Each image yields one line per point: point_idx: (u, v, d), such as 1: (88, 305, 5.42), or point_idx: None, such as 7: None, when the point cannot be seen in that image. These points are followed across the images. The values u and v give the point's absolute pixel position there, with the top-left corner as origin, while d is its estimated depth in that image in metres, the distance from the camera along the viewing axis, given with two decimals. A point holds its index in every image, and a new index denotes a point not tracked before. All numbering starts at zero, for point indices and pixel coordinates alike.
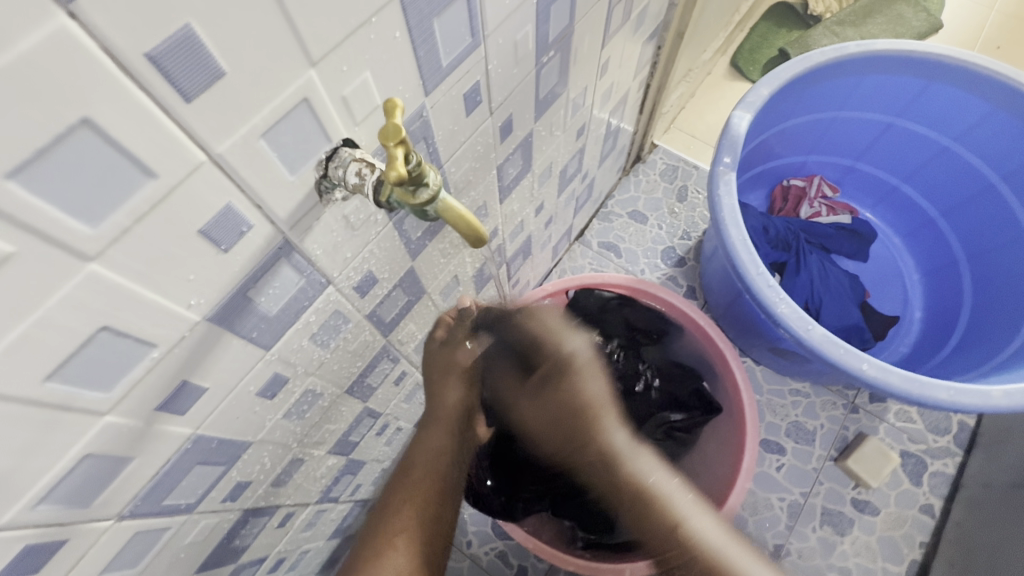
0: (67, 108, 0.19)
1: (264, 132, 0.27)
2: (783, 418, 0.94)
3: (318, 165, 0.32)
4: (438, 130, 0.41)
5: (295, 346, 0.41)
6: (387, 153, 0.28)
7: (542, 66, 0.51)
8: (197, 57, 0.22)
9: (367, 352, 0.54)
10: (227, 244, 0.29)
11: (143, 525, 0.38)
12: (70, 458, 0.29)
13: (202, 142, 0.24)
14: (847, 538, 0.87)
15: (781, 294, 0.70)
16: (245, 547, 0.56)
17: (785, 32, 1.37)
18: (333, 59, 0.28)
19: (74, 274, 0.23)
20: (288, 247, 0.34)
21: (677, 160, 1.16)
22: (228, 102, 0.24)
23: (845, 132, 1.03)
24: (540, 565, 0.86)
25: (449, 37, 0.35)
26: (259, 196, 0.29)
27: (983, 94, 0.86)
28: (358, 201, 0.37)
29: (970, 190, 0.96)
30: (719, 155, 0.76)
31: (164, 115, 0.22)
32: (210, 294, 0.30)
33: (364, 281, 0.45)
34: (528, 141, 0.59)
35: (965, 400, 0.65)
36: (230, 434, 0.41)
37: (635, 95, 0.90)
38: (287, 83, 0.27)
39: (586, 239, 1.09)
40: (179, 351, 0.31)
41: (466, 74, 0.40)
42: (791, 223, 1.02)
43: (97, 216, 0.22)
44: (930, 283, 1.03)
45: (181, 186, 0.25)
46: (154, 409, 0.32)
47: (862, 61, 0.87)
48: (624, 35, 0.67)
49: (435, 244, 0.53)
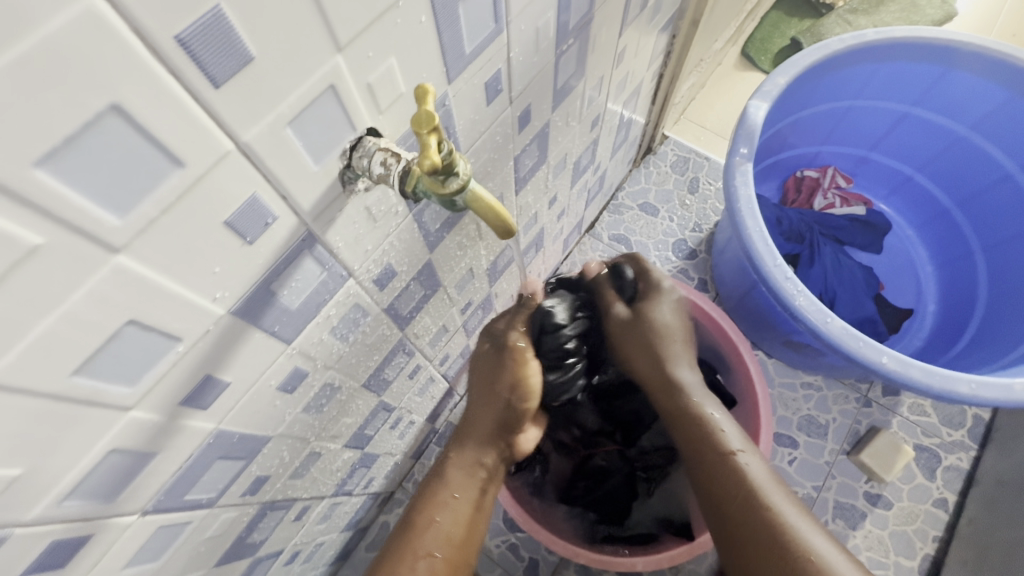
0: (96, 94, 0.19)
1: (291, 120, 0.26)
2: (795, 412, 0.94)
3: (342, 155, 0.31)
4: (459, 119, 0.40)
5: (315, 340, 0.40)
6: (420, 142, 0.27)
7: (561, 54, 0.50)
8: (226, 39, 0.21)
9: (384, 345, 0.53)
10: (252, 236, 0.29)
11: (164, 520, 0.38)
12: (95, 454, 0.28)
13: (229, 130, 0.24)
14: (859, 532, 0.87)
15: (799, 285, 0.69)
16: (262, 540, 0.56)
17: (797, 21, 1.35)
18: (359, 45, 0.27)
19: (100, 267, 0.22)
20: (311, 240, 0.33)
21: (689, 151, 1.14)
22: (256, 88, 0.24)
23: (861, 121, 1.01)
24: (552, 558, 0.86)
25: (473, 23, 0.34)
26: (285, 187, 0.29)
27: (1002, 82, 0.85)
28: (380, 192, 0.36)
29: (987, 181, 0.94)
30: (735, 145, 0.75)
31: (194, 103, 0.22)
32: (234, 287, 0.30)
33: (383, 274, 0.44)
34: (545, 131, 0.58)
35: (987, 394, 0.64)
36: (250, 428, 0.40)
37: (648, 86, 0.89)
38: (314, 70, 0.26)
39: (597, 231, 1.08)
40: (202, 345, 0.30)
41: (488, 61, 0.39)
42: (803, 215, 1.01)
43: (125, 206, 0.22)
44: (944, 275, 1.02)
45: (208, 176, 0.24)
46: (177, 404, 0.31)
47: (880, 48, 0.86)
48: (640, 24, 0.66)
49: (453, 236, 0.52)
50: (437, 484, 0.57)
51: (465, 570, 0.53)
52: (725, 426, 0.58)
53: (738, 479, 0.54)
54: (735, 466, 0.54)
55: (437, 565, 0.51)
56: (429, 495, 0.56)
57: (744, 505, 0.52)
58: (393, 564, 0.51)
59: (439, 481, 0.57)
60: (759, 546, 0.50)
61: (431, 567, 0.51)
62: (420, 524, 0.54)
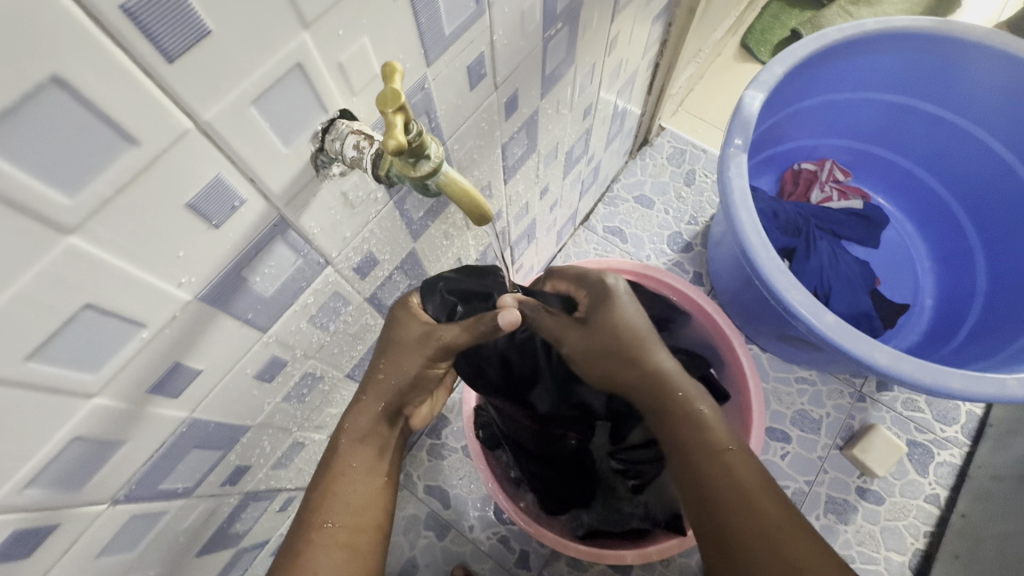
0: (35, 64, 0.18)
1: (256, 99, 0.25)
2: (789, 406, 0.93)
3: (314, 137, 0.30)
4: (440, 104, 0.39)
5: (293, 329, 0.40)
6: (386, 121, 0.26)
7: (548, 39, 0.48)
8: (179, 13, 0.20)
9: (368, 335, 0.53)
10: (218, 219, 0.28)
11: (139, 509, 0.37)
12: (58, 441, 0.28)
13: (187, 107, 0.23)
14: (850, 527, 0.86)
15: (792, 280, 0.68)
16: (245, 530, 0.56)
17: (798, 11, 1.33)
18: (327, 21, 0.26)
19: (51, 248, 0.22)
20: (284, 225, 0.32)
21: (686, 143, 1.13)
22: (215, 64, 0.23)
23: (860, 114, 1.00)
24: (542, 550, 0.86)
25: (452, 3, 0.33)
26: (252, 169, 0.28)
27: (1004, 73, 0.84)
28: (357, 177, 0.35)
29: (988, 174, 0.93)
30: (730, 136, 0.74)
31: (146, 77, 0.21)
32: (201, 272, 0.29)
33: (364, 262, 0.43)
34: (534, 119, 0.57)
35: (979, 389, 0.64)
36: (227, 417, 0.40)
37: (644, 75, 0.87)
38: (278, 46, 0.25)
39: (591, 223, 1.07)
40: (169, 331, 0.29)
41: (471, 44, 0.38)
42: (801, 208, 1.00)
43: (75, 185, 0.21)
44: (942, 270, 1.01)
45: (166, 155, 0.23)
46: (145, 391, 0.31)
47: (880, 38, 0.84)
48: (634, 10, 0.64)
49: (438, 225, 0.51)
50: (329, 457, 0.48)
51: (373, 540, 0.46)
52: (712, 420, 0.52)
53: (733, 486, 0.47)
54: (728, 466, 0.48)
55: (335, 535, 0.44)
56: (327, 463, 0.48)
57: (742, 511, 0.46)
58: (295, 543, 0.44)
59: (333, 451, 0.48)
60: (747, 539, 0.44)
61: (333, 536, 0.44)
62: (315, 499, 0.46)
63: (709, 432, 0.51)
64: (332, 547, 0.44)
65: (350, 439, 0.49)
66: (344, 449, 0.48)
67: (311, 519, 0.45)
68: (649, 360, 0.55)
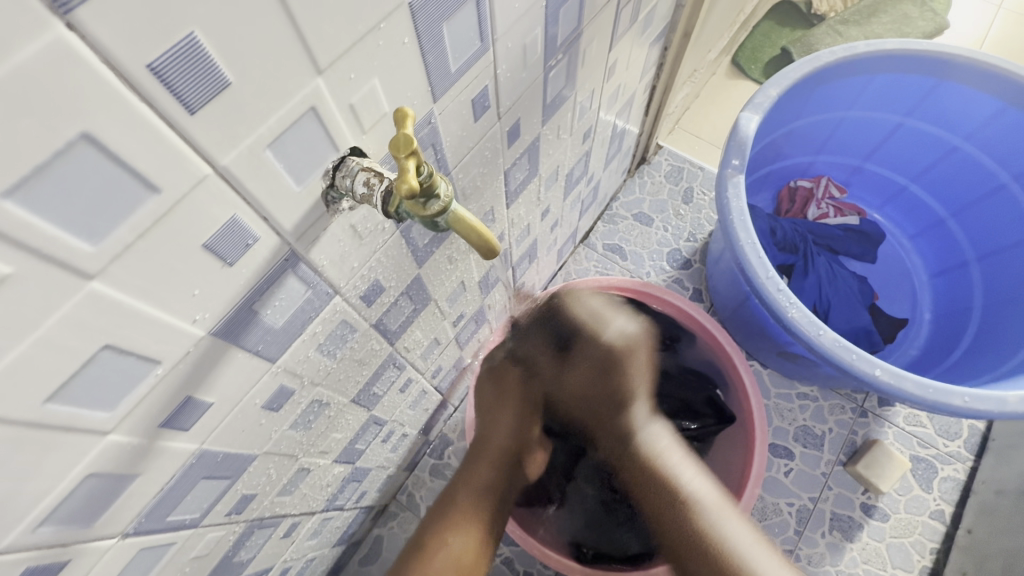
0: (67, 123, 0.19)
1: (271, 142, 0.26)
2: (791, 422, 0.93)
3: (325, 175, 0.31)
4: (446, 136, 0.40)
5: (301, 357, 0.40)
6: (399, 166, 0.27)
7: (549, 69, 0.50)
8: (201, 66, 0.21)
9: (373, 360, 0.53)
10: (232, 257, 0.28)
11: (147, 542, 0.37)
12: (73, 478, 0.28)
13: (206, 153, 0.24)
14: (855, 544, 0.86)
15: (790, 297, 0.69)
16: (249, 558, 0.56)
17: (789, 30, 1.36)
18: (340, 66, 0.27)
19: (73, 293, 0.22)
20: (294, 259, 0.33)
21: (683, 161, 1.15)
22: (233, 113, 0.23)
23: (853, 132, 1.02)
24: (546, 571, 0.85)
25: (457, 42, 0.34)
26: (266, 209, 0.28)
27: (993, 93, 0.86)
28: (365, 210, 0.36)
29: (980, 190, 0.95)
30: (727, 157, 0.75)
31: (169, 129, 0.22)
32: (215, 308, 0.29)
33: (371, 290, 0.44)
34: (535, 145, 0.58)
35: (980, 406, 0.64)
36: (235, 447, 0.40)
37: (641, 96, 0.89)
38: (294, 92, 0.26)
39: (591, 241, 1.08)
40: (183, 366, 0.30)
41: (475, 79, 0.39)
42: (798, 225, 1.01)
43: (98, 232, 0.21)
44: (939, 284, 1.02)
45: (184, 200, 0.24)
46: (157, 426, 0.31)
47: (871, 60, 0.86)
48: (631, 38, 0.66)
49: (442, 251, 0.52)
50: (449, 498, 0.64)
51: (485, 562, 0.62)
52: (690, 473, 0.65)
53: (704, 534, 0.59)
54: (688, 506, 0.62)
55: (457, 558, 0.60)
56: (440, 509, 0.63)
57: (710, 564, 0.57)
58: (414, 554, 0.59)
59: (450, 497, 0.64)
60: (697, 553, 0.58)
61: (454, 559, 0.60)
62: (430, 544, 0.60)
63: (681, 484, 0.64)
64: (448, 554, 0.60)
65: (469, 489, 0.65)
66: (454, 498, 0.64)
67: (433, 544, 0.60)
68: (628, 415, 0.70)
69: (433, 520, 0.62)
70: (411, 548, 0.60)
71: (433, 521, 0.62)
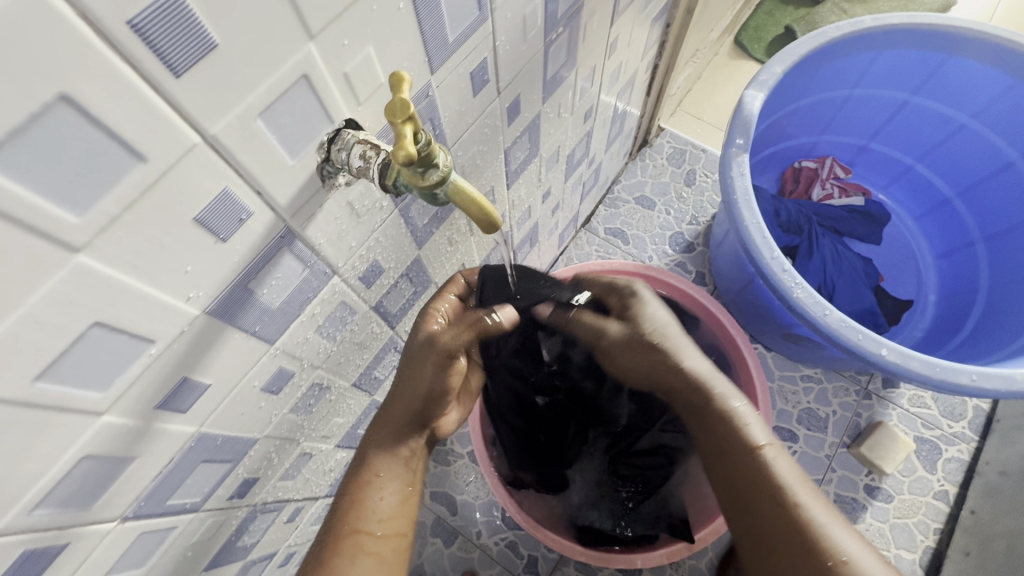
0: (43, 83, 0.18)
1: (262, 111, 0.25)
2: (795, 405, 0.93)
3: (320, 148, 0.30)
4: (444, 111, 0.39)
5: (300, 339, 0.39)
6: (395, 131, 0.26)
7: (549, 43, 0.48)
8: (186, 27, 0.20)
9: (373, 344, 0.52)
10: (226, 233, 0.28)
11: (148, 525, 0.37)
12: (68, 460, 0.27)
13: (195, 122, 0.23)
14: (859, 525, 0.86)
15: (795, 278, 0.68)
16: (253, 543, 0.56)
17: (793, 9, 1.34)
18: (333, 32, 0.26)
19: (60, 267, 0.21)
20: (290, 236, 0.32)
21: (685, 143, 1.13)
22: (221, 78, 0.22)
23: (859, 111, 1.00)
24: (550, 555, 0.85)
25: (455, 11, 0.33)
26: (259, 182, 0.28)
27: (1003, 68, 0.84)
28: (362, 187, 0.35)
29: (989, 169, 0.93)
30: (731, 136, 0.73)
31: (153, 92, 0.21)
32: (209, 286, 0.29)
33: (370, 271, 0.43)
34: (535, 123, 0.57)
35: (988, 384, 0.63)
36: (235, 430, 0.39)
37: (643, 76, 0.87)
38: (285, 58, 0.25)
39: (593, 225, 1.07)
40: (178, 346, 0.29)
41: (474, 50, 0.38)
42: (802, 206, 0.99)
43: (83, 203, 0.21)
44: (945, 265, 1.01)
45: (173, 170, 0.23)
46: (153, 407, 0.30)
47: (878, 35, 0.84)
48: (633, 13, 0.64)
49: (442, 231, 0.51)
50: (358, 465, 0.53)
51: (400, 545, 0.51)
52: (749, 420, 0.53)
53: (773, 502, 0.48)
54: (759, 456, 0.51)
55: (375, 543, 0.49)
56: (354, 475, 0.52)
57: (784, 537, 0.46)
58: (324, 549, 0.48)
59: (362, 461, 0.53)
60: (784, 551, 0.46)
61: (362, 546, 0.48)
62: (346, 506, 0.50)
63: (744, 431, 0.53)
64: (361, 556, 0.48)
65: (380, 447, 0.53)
66: (371, 460, 0.53)
67: (340, 535, 0.48)
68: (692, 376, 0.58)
69: (346, 497, 0.51)
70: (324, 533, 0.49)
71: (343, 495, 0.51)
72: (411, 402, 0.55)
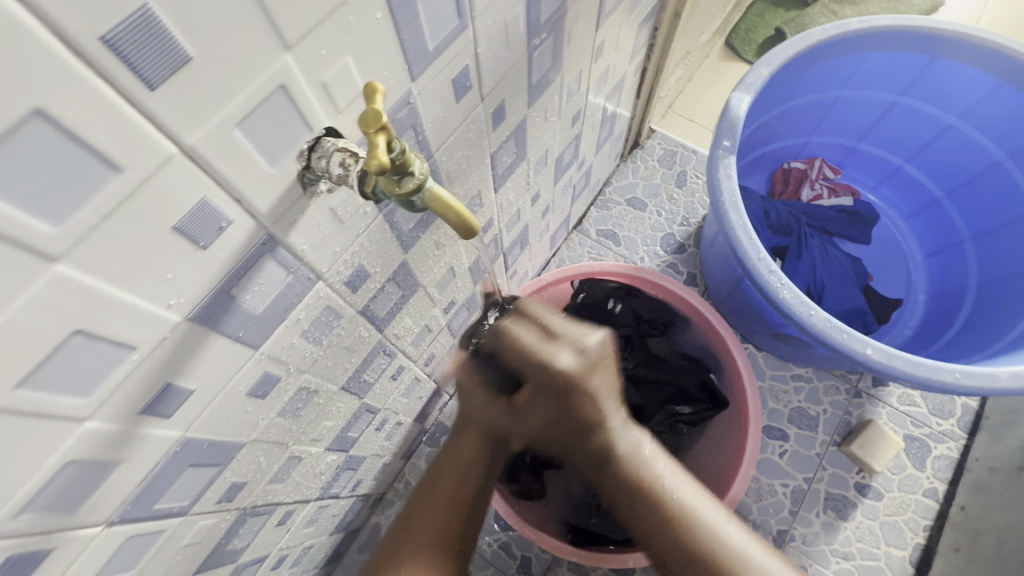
0: (16, 98, 0.18)
1: (240, 121, 0.26)
2: (785, 404, 0.93)
3: (300, 156, 0.30)
4: (426, 117, 0.39)
5: (285, 344, 0.40)
6: (369, 141, 0.27)
7: (533, 49, 0.49)
8: (160, 40, 0.21)
9: (362, 347, 0.53)
10: (206, 240, 0.28)
11: (135, 529, 0.37)
12: (51, 466, 0.28)
13: (172, 132, 0.23)
14: (849, 523, 0.86)
15: (782, 279, 0.69)
16: (243, 546, 0.56)
17: (783, 11, 1.35)
18: (310, 43, 0.27)
19: (38, 276, 0.22)
20: (272, 242, 0.32)
21: (676, 144, 1.14)
22: (197, 89, 0.23)
23: (847, 112, 1.01)
24: (543, 555, 0.86)
25: (434, 20, 0.34)
26: (238, 190, 0.28)
27: (988, 69, 0.85)
28: (344, 193, 0.36)
29: (976, 168, 0.94)
30: (718, 138, 0.74)
31: (128, 104, 0.21)
32: (191, 293, 0.29)
33: (356, 276, 0.43)
34: (521, 128, 0.57)
35: (972, 383, 0.64)
36: (221, 434, 0.40)
37: (632, 79, 0.88)
38: (262, 69, 0.25)
39: (585, 227, 1.08)
40: (160, 352, 0.30)
41: (455, 58, 0.38)
42: (791, 207, 1.00)
43: (61, 213, 0.21)
44: (934, 264, 1.02)
45: (151, 180, 0.23)
46: (137, 413, 0.31)
47: (864, 37, 0.85)
48: (618, 17, 0.65)
49: (429, 235, 0.52)
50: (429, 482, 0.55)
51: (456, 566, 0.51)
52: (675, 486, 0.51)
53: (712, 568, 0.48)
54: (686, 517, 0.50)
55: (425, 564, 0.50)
56: (422, 494, 0.54)
57: None
58: (388, 553, 0.51)
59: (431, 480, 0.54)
60: None
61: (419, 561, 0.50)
62: (412, 520, 0.52)
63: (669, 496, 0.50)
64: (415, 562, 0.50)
65: (451, 467, 0.54)
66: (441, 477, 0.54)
67: (403, 549, 0.51)
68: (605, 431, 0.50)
69: (412, 512, 0.53)
70: (391, 539, 0.52)
71: (411, 511, 0.53)
72: (489, 423, 0.55)
